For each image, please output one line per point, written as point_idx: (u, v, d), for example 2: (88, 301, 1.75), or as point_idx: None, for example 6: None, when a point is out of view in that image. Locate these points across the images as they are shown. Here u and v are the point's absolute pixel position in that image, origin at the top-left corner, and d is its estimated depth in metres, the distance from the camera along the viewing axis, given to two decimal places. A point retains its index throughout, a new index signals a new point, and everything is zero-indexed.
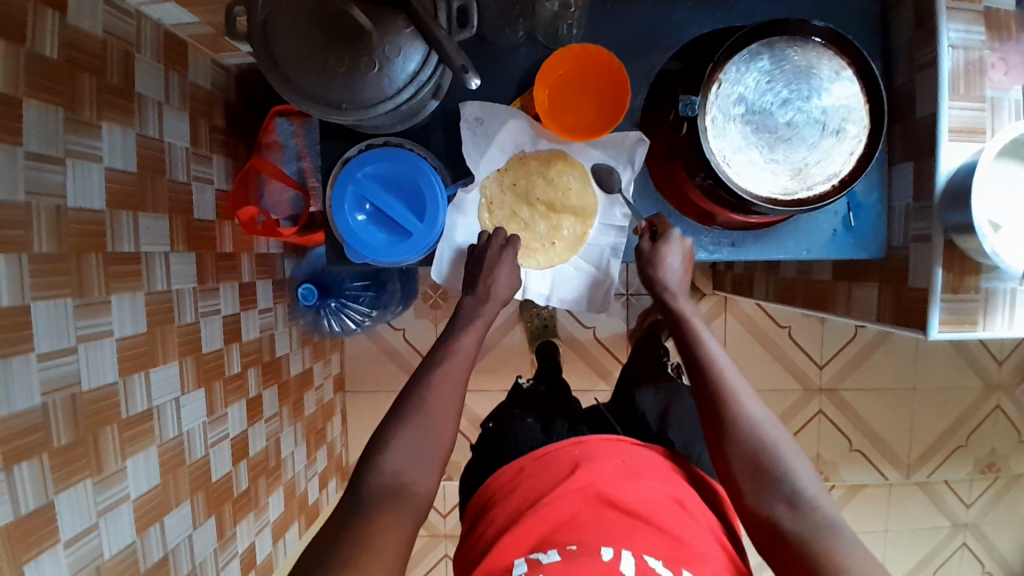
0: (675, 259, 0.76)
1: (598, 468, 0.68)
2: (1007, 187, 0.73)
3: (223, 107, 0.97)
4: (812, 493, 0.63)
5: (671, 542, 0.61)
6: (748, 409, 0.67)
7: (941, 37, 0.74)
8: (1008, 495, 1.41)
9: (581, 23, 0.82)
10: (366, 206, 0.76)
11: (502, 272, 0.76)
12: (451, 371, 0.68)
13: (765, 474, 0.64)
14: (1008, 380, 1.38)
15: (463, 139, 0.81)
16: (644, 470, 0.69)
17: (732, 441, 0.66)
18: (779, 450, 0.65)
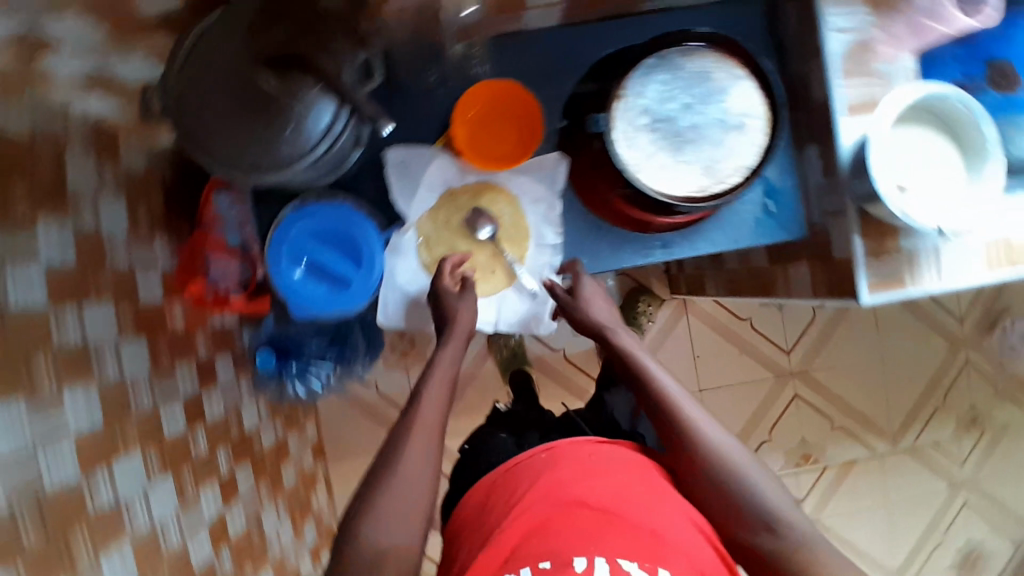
0: (599, 301, 0.80)
1: (559, 471, 0.69)
2: (901, 152, 0.78)
3: (160, 189, 0.98)
4: (788, 514, 0.65)
5: (648, 540, 0.62)
6: (706, 436, 0.69)
7: (823, 23, 0.79)
8: (998, 448, 1.42)
9: (486, 62, 0.85)
10: (303, 262, 0.77)
11: (468, 309, 0.77)
12: (422, 426, 0.68)
13: (740, 507, 0.66)
14: (973, 334, 1.39)
15: (390, 184, 0.82)
16: (610, 466, 0.70)
17: (701, 479, 0.68)
18: (748, 477, 0.67)
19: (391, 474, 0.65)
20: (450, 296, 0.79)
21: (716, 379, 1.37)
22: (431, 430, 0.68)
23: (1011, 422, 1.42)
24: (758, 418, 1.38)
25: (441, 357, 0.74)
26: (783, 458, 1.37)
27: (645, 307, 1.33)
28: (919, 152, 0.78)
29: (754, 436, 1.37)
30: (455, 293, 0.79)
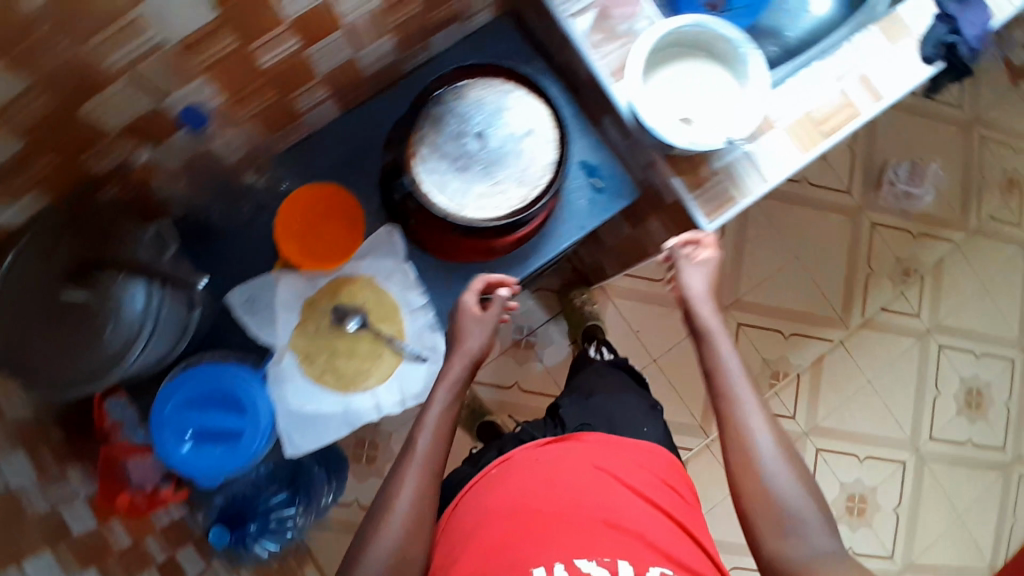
0: (695, 275, 0.81)
1: (513, 486, 0.73)
2: (671, 90, 0.82)
3: (55, 418, 0.90)
4: (811, 526, 0.66)
5: (607, 530, 0.68)
6: (752, 432, 0.71)
7: (556, 14, 0.83)
8: (941, 287, 1.42)
9: (288, 176, 0.88)
10: (188, 435, 0.78)
11: (474, 336, 0.77)
12: (407, 484, 0.68)
13: (776, 516, 0.67)
14: (865, 197, 1.40)
15: (244, 324, 0.84)
16: (565, 465, 0.75)
17: (744, 484, 0.70)
18: (771, 478, 0.69)
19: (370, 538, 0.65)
20: (466, 314, 0.78)
21: (664, 343, 1.41)
22: (420, 461, 0.69)
23: (941, 257, 1.42)
24: (717, 361, 1.40)
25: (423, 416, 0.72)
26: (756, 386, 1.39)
27: (584, 299, 1.36)
28: (688, 83, 0.82)
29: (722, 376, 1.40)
30: (478, 313, 0.78)
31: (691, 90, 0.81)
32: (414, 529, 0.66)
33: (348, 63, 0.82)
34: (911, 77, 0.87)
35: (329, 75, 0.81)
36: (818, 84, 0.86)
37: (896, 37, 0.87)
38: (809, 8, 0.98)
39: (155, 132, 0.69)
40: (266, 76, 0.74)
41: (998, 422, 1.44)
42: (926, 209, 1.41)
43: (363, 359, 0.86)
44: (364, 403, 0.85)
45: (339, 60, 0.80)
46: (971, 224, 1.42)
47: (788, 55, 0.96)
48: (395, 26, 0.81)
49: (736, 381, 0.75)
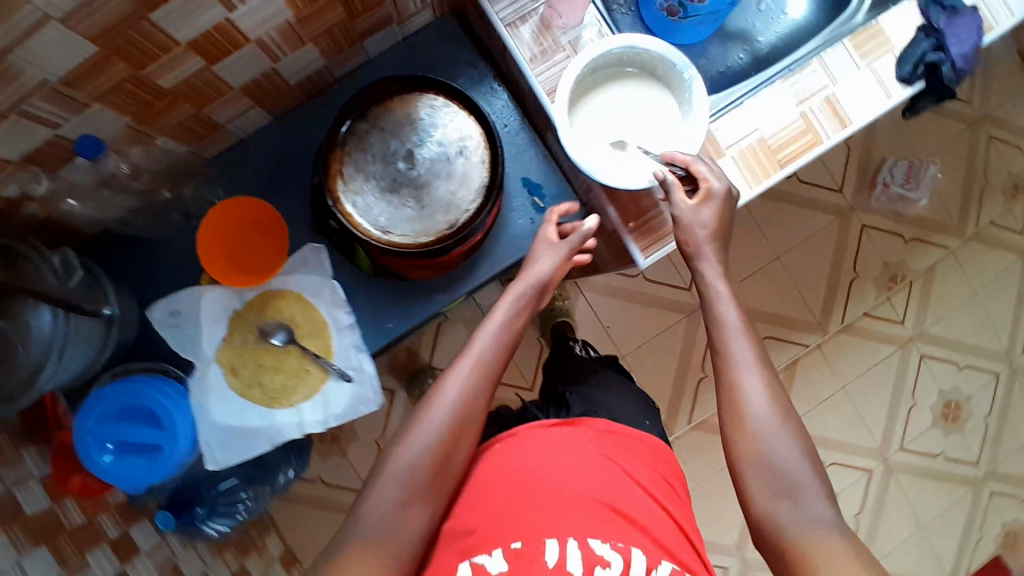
0: (703, 209, 0.71)
1: (512, 464, 0.71)
2: (612, 111, 0.78)
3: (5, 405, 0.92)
4: (809, 488, 0.61)
5: (611, 516, 0.66)
6: (747, 389, 0.65)
7: (494, 21, 0.79)
8: (933, 292, 1.35)
9: (218, 186, 0.86)
10: (109, 445, 0.78)
11: (546, 259, 0.80)
12: (425, 443, 0.67)
13: (776, 478, 0.62)
14: (856, 198, 1.32)
15: (167, 338, 0.83)
16: (558, 444, 0.73)
17: (740, 445, 0.64)
18: (769, 440, 0.63)
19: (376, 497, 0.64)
20: (544, 236, 0.82)
21: (634, 341, 1.36)
22: (454, 411, 0.69)
23: (934, 262, 1.35)
24: (686, 362, 1.37)
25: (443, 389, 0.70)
26: None
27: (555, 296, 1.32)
28: (631, 106, 0.78)
29: (691, 376, 1.37)
30: (552, 241, 0.82)
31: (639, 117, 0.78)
32: (418, 499, 0.65)
33: (267, 74, 0.78)
34: (882, 98, 0.79)
35: (248, 87, 0.78)
36: (774, 107, 0.78)
37: (867, 53, 0.79)
38: (787, 11, 0.90)
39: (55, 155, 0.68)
40: (173, 95, 0.71)
41: (973, 436, 1.40)
42: (922, 212, 1.33)
43: (289, 376, 0.85)
44: (289, 421, 0.85)
45: (254, 72, 0.76)
46: (969, 231, 1.34)
47: (756, 63, 0.89)
48: (317, 35, 0.76)
49: (732, 334, 0.68)
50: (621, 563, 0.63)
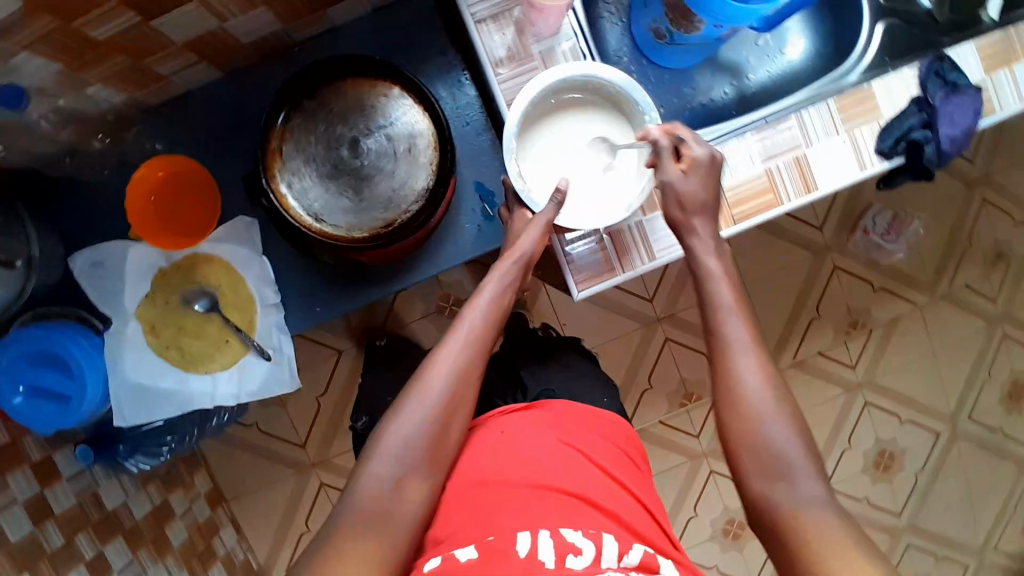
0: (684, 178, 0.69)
1: (479, 449, 0.68)
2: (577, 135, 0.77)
3: None
4: (801, 474, 0.57)
5: (576, 504, 0.62)
6: (744, 377, 0.62)
7: (465, 15, 0.75)
8: (891, 343, 1.34)
9: (161, 136, 0.83)
10: (21, 386, 0.76)
11: (526, 237, 0.72)
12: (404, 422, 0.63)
13: (765, 468, 0.58)
14: (835, 237, 1.29)
15: (87, 287, 0.81)
16: (526, 431, 0.70)
17: (737, 431, 0.60)
18: (762, 425, 0.59)
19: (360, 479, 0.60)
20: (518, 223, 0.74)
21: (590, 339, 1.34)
22: (440, 395, 0.65)
23: (900, 314, 1.33)
24: (633, 371, 1.36)
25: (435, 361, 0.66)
26: (665, 402, 1.37)
27: None
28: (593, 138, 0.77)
29: (636, 385, 1.36)
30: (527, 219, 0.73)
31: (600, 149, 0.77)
32: (399, 480, 0.61)
33: (214, 33, 0.73)
34: (854, 170, 0.76)
35: (194, 43, 0.73)
36: (741, 159, 0.75)
37: (851, 118, 0.76)
38: (785, 51, 0.86)
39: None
40: (108, 46, 0.67)
41: (903, 487, 1.38)
42: (898, 263, 1.31)
43: (210, 344, 0.84)
44: (203, 388, 0.85)
45: (199, 30, 0.71)
46: (940, 289, 1.33)
47: (741, 102, 0.85)
48: None
49: (726, 317, 0.65)
50: (592, 552, 0.57)
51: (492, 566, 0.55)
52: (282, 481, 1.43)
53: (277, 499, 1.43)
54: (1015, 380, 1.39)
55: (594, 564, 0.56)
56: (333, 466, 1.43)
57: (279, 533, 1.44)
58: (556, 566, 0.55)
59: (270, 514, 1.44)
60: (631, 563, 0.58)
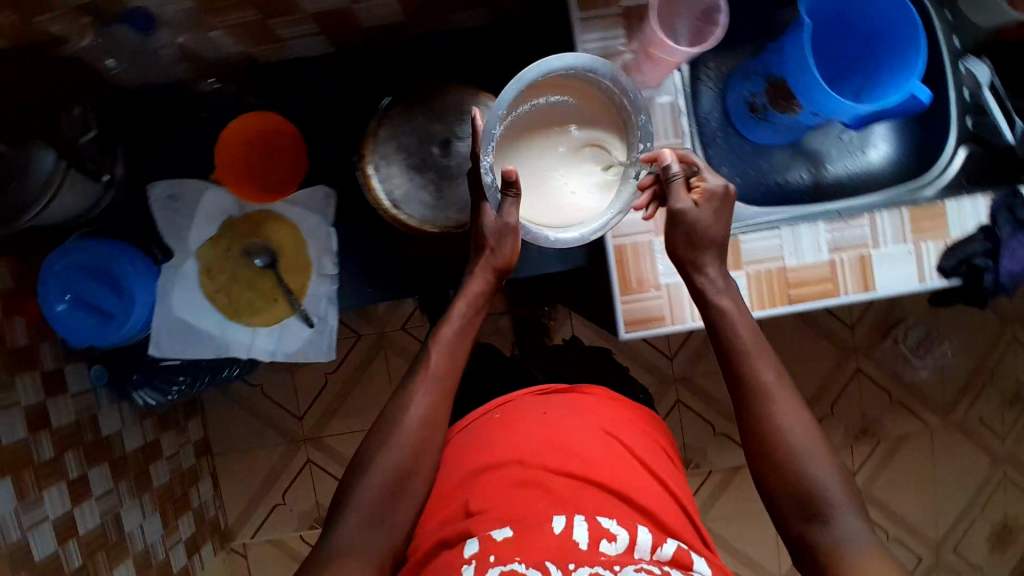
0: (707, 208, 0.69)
1: (521, 434, 0.71)
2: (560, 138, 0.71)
3: None
4: (838, 506, 0.59)
5: (613, 497, 0.64)
6: (785, 421, 0.62)
7: (579, 49, 0.76)
8: (894, 459, 1.34)
9: (263, 92, 0.85)
10: (66, 296, 0.79)
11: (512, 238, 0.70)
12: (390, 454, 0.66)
13: (802, 503, 0.60)
14: (864, 342, 1.30)
15: (157, 218, 0.83)
16: (560, 423, 0.73)
17: (773, 470, 0.62)
18: (803, 461, 0.61)
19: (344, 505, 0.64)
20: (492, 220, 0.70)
21: None
22: (414, 438, 0.67)
23: (909, 431, 1.33)
24: None
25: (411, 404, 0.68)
26: None
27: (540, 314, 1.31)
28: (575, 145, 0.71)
29: None
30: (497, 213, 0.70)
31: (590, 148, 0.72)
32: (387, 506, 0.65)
33: (341, 11, 0.76)
34: (912, 281, 0.78)
35: (320, 16, 0.76)
36: (809, 244, 0.76)
37: (918, 230, 0.78)
38: (866, 151, 0.86)
39: (99, 18, 0.65)
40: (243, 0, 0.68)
41: None
42: (919, 380, 1.32)
43: (259, 298, 0.87)
44: (242, 339, 0.87)
45: (330, 5, 0.74)
46: (953, 416, 1.34)
47: (815, 189, 0.86)
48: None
49: (755, 357, 0.65)
50: (626, 539, 0.60)
51: (530, 551, 0.57)
52: (269, 449, 1.44)
53: (259, 465, 1.44)
54: (1007, 524, 1.38)
55: (628, 552, 0.58)
56: (324, 447, 1.44)
57: (254, 498, 1.45)
58: (591, 552, 0.58)
59: (251, 478, 1.44)
60: (664, 556, 0.60)
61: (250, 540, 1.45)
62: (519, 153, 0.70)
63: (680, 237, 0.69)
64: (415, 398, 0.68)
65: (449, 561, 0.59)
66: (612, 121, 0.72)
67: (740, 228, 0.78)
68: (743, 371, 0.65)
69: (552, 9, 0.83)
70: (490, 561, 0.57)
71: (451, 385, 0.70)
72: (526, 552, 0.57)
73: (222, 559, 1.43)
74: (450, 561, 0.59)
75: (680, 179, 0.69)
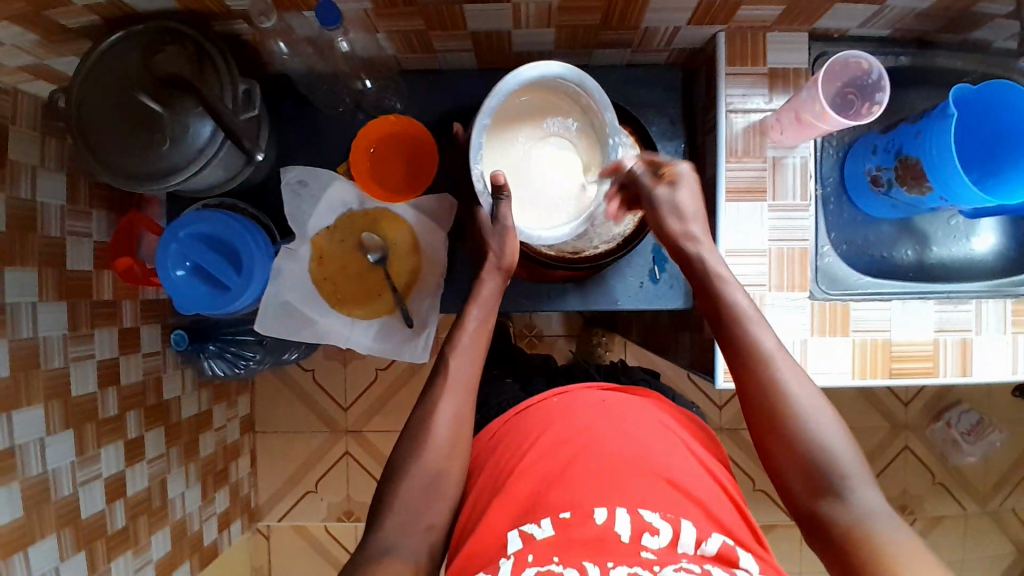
0: (685, 195, 0.71)
1: (571, 418, 0.67)
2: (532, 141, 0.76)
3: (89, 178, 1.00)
4: (855, 479, 0.59)
5: (660, 483, 0.60)
6: (785, 385, 0.62)
7: (720, 102, 0.79)
8: (929, 541, 1.34)
9: (401, 96, 0.89)
10: (187, 263, 0.81)
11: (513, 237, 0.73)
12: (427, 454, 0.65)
13: (815, 477, 0.60)
14: (916, 420, 1.32)
15: (285, 201, 0.87)
16: (619, 411, 0.68)
17: (780, 439, 0.61)
18: (812, 428, 0.60)
19: (416, 508, 0.64)
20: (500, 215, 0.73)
21: None
22: (441, 438, 0.66)
23: (947, 514, 1.34)
24: None
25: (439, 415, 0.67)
26: None
27: (601, 341, 1.30)
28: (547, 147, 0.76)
29: None
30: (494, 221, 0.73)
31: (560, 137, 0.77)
32: (434, 509, 0.65)
33: (501, 33, 0.79)
34: (1005, 371, 0.81)
35: (478, 36, 0.79)
36: (916, 320, 0.79)
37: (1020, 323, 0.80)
38: (970, 240, 0.87)
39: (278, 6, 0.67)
40: (416, 8, 0.71)
41: None
42: (965, 465, 1.33)
43: (364, 292, 0.89)
44: (342, 330, 0.88)
45: (493, 26, 0.77)
46: (991, 505, 1.34)
47: (919, 268, 0.88)
48: (563, 26, 0.77)
49: (752, 328, 0.65)
50: (670, 534, 0.57)
51: (565, 551, 0.56)
52: (310, 435, 1.46)
53: (297, 449, 1.46)
54: None
55: (670, 547, 0.56)
56: (364, 441, 1.45)
57: (287, 481, 1.46)
58: (633, 548, 0.56)
59: (289, 461, 1.46)
60: (707, 552, 0.57)
61: (275, 523, 1.46)
62: (500, 160, 0.75)
63: (668, 219, 0.70)
64: (441, 403, 0.67)
65: (494, 552, 0.59)
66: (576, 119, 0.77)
67: (850, 295, 0.80)
68: (741, 340, 0.65)
69: (691, 61, 0.87)
70: (529, 560, 0.56)
71: (474, 384, 0.70)
72: (566, 551, 0.56)
73: (247, 538, 1.43)
74: (495, 551, 0.59)
75: (647, 174, 0.73)
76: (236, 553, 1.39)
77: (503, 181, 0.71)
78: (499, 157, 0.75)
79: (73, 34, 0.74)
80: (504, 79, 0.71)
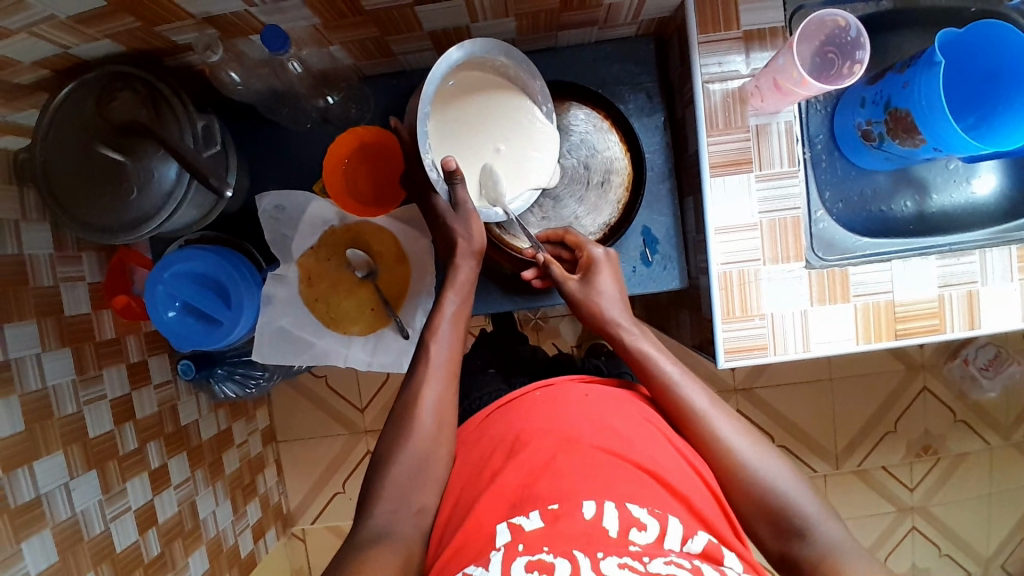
0: (607, 279, 0.73)
1: (551, 412, 0.63)
2: (477, 115, 0.74)
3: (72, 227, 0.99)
4: (814, 516, 0.59)
5: (644, 478, 0.57)
6: (726, 436, 0.63)
7: (696, 73, 0.76)
8: (954, 477, 1.33)
9: (368, 105, 0.87)
10: (176, 303, 0.80)
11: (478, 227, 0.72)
12: (410, 459, 0.63)
13: (776, 518, 0.60)
14: (933, 359, 1.30)
15: (264, 227, 0.87)
16: (605, 408, 0.64)
17: (735, 487, 0.62)
18: (767, 476, 0.61)
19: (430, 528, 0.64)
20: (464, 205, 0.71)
21: None
22: (429, 440, 0.64)
23: (971, 451, 1.32)
24: None
25: (423, 407, 0.65)
26: None
27: None
28: (493, 119, 0.74)
29: None
30: (453, 211, 0.72)
31: (503, 105, 0.74)
32: None
33: (459, 29, 0.76)
34: (1015, 318, 0.78)
35: (434, 34, 0.77)
36: (917, 277, 0.77)
37: None
38: (971, 183, 0.84)
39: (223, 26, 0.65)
40: (367, 17, 0.69)
41: None
42: (986, 401, 1.32)
43: (355, 309, 0.89)
44: (336, 347, 0.89)
45: (449, 23, 0.74)
46: (1016, 437, 1.33)
47: (919, 219, 0.85)
48: (523, 14, 0.74)
49: (685, 388, 0.66)
50: (657, 530, 0.53)
51: (556, 540, 0.51)
52: (331, 438, 1.48)
53: (321, 453, 1.49)
54: None
55: (657, 542, 0.52)
56: None
57: (316, 485, 1.49)
58: (621, 541, 0.51)
59: (314, 466, 1.49)
60: (693, 550, 0.54)
61: (310, 526, 1.50)
62: (454, 144, 0.73)
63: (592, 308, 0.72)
64: (423, 393, 0.66)
65: (482, 546, 0.54)
66: (512, 88, 0.75)
67: (850, 259, 0.78)
68: (675, 401, 0.66)
69: (662, 31, 0.83)
70: (518, 549, 0.51)
71: (453, 378, 0.68)
72: (556, 541, 0.51)
73: (284, 544, 1.47)
74: (482, 544, 0.54)
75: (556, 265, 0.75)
76: (275, 559, 1.42)
77: (454, 166, 0.68)
78: (449, 139, 0.72)
79: (26, 89, 0.72)
80: (436, 65, 0.69)
